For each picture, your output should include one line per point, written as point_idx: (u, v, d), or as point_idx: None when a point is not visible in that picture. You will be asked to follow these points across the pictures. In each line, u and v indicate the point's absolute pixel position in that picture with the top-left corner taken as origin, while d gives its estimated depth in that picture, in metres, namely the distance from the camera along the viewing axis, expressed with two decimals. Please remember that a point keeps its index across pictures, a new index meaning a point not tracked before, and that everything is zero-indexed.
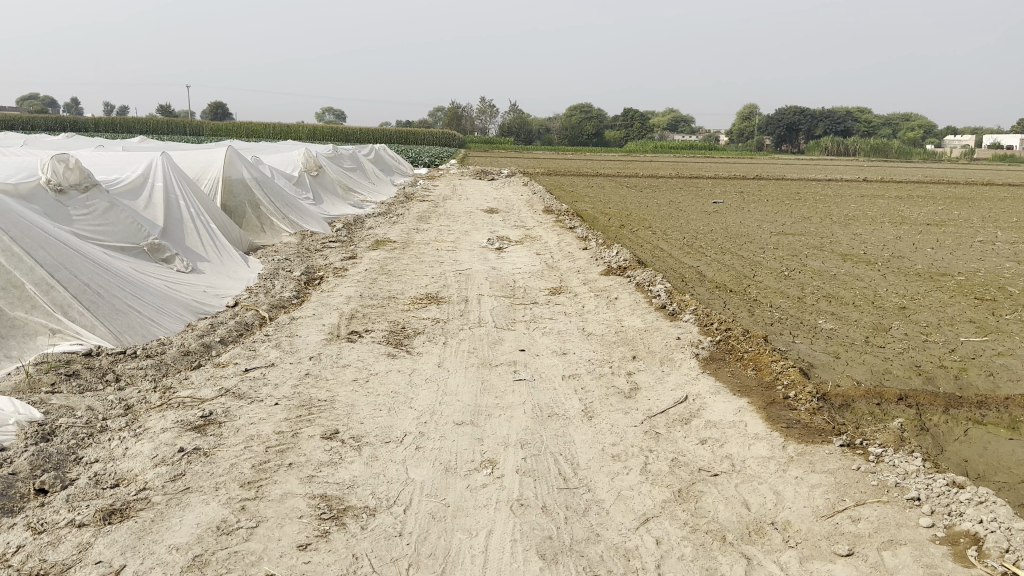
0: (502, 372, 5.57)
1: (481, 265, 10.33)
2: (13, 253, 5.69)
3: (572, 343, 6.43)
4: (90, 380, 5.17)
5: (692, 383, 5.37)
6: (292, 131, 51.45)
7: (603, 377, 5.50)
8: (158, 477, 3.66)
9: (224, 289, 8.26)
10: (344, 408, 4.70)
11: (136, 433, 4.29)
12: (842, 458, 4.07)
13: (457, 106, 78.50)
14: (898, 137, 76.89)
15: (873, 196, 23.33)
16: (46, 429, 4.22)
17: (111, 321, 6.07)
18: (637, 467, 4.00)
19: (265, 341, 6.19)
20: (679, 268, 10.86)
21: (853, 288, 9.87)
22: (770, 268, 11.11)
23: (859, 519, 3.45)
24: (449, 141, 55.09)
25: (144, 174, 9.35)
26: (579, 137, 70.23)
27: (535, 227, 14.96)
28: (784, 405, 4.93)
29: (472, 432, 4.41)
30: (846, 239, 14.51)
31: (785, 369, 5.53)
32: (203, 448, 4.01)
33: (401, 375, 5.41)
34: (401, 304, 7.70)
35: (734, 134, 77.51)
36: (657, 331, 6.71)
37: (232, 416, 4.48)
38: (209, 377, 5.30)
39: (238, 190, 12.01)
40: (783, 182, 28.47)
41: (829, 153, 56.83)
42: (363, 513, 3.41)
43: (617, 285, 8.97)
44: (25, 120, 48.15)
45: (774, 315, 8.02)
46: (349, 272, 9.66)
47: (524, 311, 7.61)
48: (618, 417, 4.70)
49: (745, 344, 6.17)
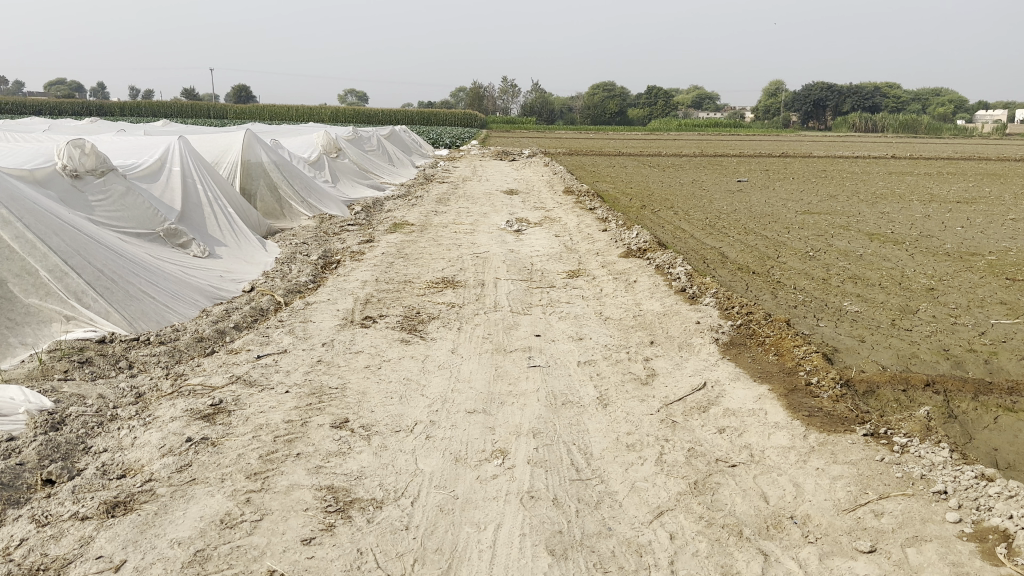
0: (516, 358, 5.48)
1: (500, 248, 10.22)
2: (26, 240, 5.66)
3: (589, 328, 6.32)
4: (103, 368, 5.16)
5: (711, 369, 5.24)
6: (314, 113, 51.50)
7: (619, 362, 5.39)
8: (165, 468, 3.62)
9: (240, 274, 8.23)
10: (355, 395, 4.64)
11: (146, 422, 4.25)
12: (866, 448, 3.93)
13: (479, 85, 78.07)
14: (928, 112, 75.36)
15: (901, 173, 22.86)
16: (56, 418, 4.20)
17: (126, 307, 6.05)
18: (652, 457, 3.89)
19: (278, 327, 6.15)
20: (700, 249, 10.69)
21: (879, 268, 9.65)
22: (794, 249, 10.89)
23: (882, 513, 3.32)
24: (471, 121, 54.82)
25: (162, 158, 9.31)
26: (601, 116, 69.60)
27: (555, 208, 14.80)
28: (806, 392, 4.80)
29: (484, 420, 4.33)
30: (872, 218, 14.21)
31: (808, 354, 5.39)
32: (211, 437, 3.97)
33: (414, 361, 5.34)
34: (417, 289, 7.62)
35: (760, 111, 76.39)
36: (676, 315, 6.57)
37: (242, 405, 4.43)
38: (221, 364, 5.26)
39: (257, 173, 11.97)
40: (809, 159, 27.98)
41: (857, 130, 55.82)
42: (370, 505, 3.34)
43: (636, 267, 8.83)
44: (51, 105, 48.60)
45: (798, 297, 7.85)
46: (366, 256, 9.60)
47: (541, 295, 7.50)
48: (634, 405, 4.59)
49: (767, 329, 6.03)
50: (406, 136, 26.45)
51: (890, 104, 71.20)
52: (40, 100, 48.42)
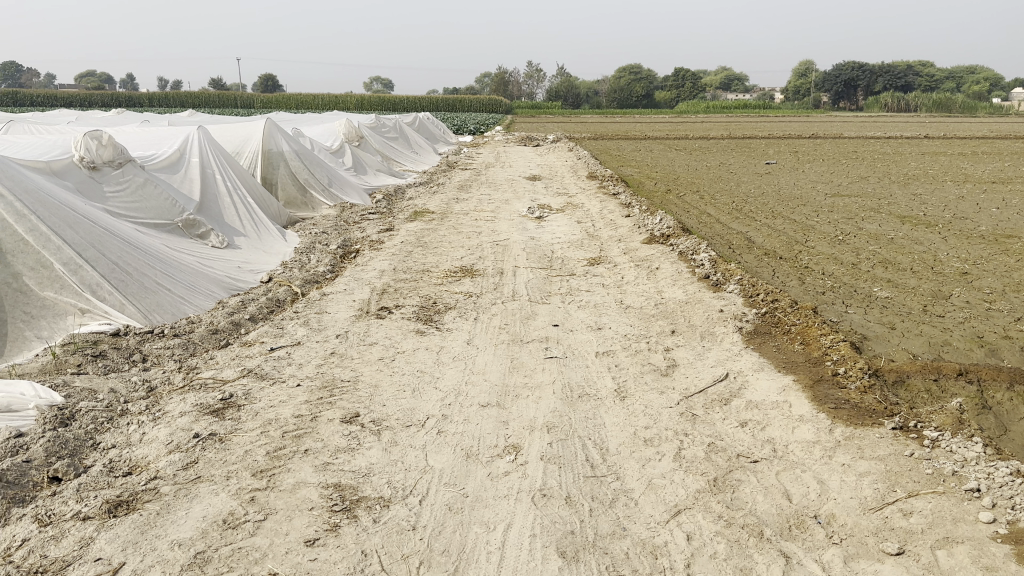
0: (533, 349, 5.35)
1: (520, 236, 10.09)
2: (41, 233, 5.63)
3: (608, 317, 6.17)
4: (117, 361, 5.13)
5: (734, 359, 5.07)
6: (338, 101, 51.58)
7: (638, 353, 5.24)
8: (171, 466, 3.56)
9: (259, 265, 8.19)
10: (367, 388, 4.55)
11: (155, 417, 4.20)
12: (894, 442, 3.76)
13: (504, 71, 77.65)
14: (962, 90, 73.61)
15: (934, 154, 22.31)
16: (65, 413, 4.17)
17: (141, 300, 6.02)
18: (670, 453, 3.75)
19: (294, 319, 6.09)
20: (726, 234, 10.47)
21: (910, 252, 9.37)
22: (823, 233, 10.63)
23: (911, 513, 3.15)
24: (495, 107, 54.52)
25: (181, 149, 9.29)
26: (627, 100, 68.87)
27: (578, 194, 14.62)
28: (832, 383, 4.62)
29: (497, 414, 4.22)
30: (904, 200, 13.85)
31: (835, 343, 5.20)
32: (219, 433, 3.91)
33: (429, 353, 5.24)
34: (435, 278, 7.52)
35: (789, 91, 75.13)
36: (699, 303, 6.40)
37: (252, 399, 4.36)
38: (234, 357, 5.20)
39: (278, 162, 11.92)
40: (838, 140, 27.39)
41: (889, 110, 54.66)
42: (376, 504, 3.25)
43: (659, 254, 8.65)
44: (83, 98, 49.25)
45: (826, 283, 7.63)
46: (385, 245, 9.53)
47: (560, 283, 7.36)
48: (653, 397, 4.45)
49: (792, 316, 5.84)
50: (431, 124, 26.35)
51: (923, 82, 69.69)
52: (70, 94, 49.05)
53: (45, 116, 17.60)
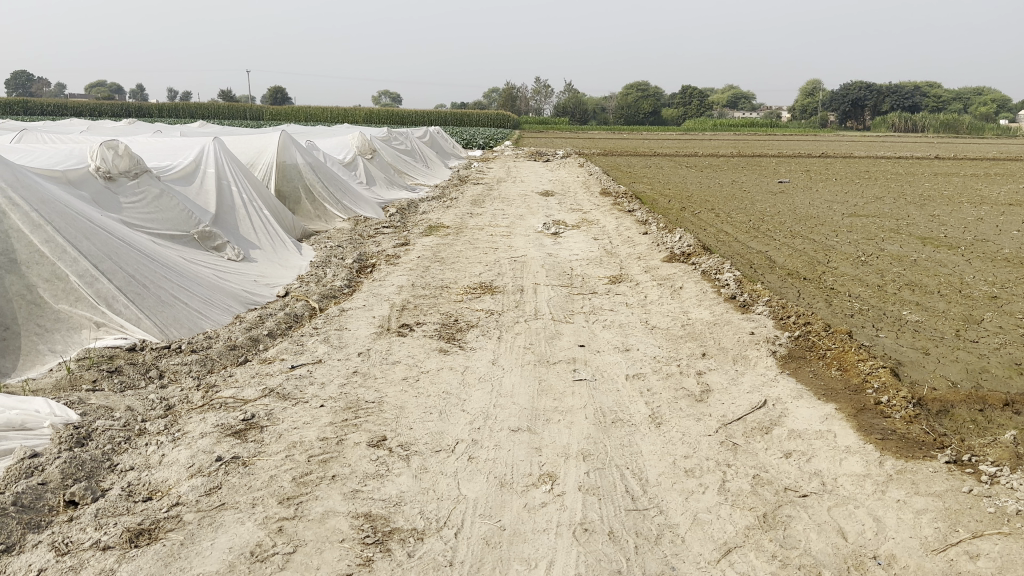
0: (561, 370, 5.19)
1: (537, 252, 9.94)
2: (57, 245, 5.52)
3: (635, 338, 6.01)
4: (133, 378, 4.99)
5: (771, 385, 4.90)
6: (348, 115, 51.78)
7: (670, 376, 5.07)
8: (192, 491, 3.41)
9: (275, 278, 8.05)
10: (393, 410, 4.39)
11: (175, 438, 4.06)
12: (949, 478, 3.60)
13: (512, 87, 77.83)
14: (970, 111, 73.55)
15: (948, 175, 22.15)
16: (82, 433, 4.03)
17: (157, 314, 5.87)
18: (714, 485, 3.59)
19: (313, 335, 5.94)
20: (746, 253, 10.31)
21: (935, 275, 9.20)
22: (844, 253, 10.47)
23: (978, 555, 2.99)
24: (504, 122, 54.58)
25: (197, 160, 9.19)
26: (635, 116, 68.92)
27: (592, 210, 14.48)
28: (876, 412, 4.45)
29: (529, 440, 4.05)
30: (923, 221, 13.68)
31: (875, 370, 5.04)
32: (242, 456, 3.75)
33: (453, 373, 5.08)
34: (454, 295, 7.37)
35: (798, 110, 75.08)
36: (728, 325, 6.24)
37: (275, 420, 4.21)
38: (254, 375, 5.04)
39: (293, 174, 11.84)
40: (850, 160, 27.23)
41: (898, 129, 54.55)
42: (411, 536, 3.09)
43: (681, 273, 8.49)
44: (94, 108, 49.39)
45: (854, 306, 7.47)
46: (402, 259, 9.39)
47: (582, 302, 7.21)
48: (689, 424, 4.28)
49: (827, 341, 5.68)
50: (441, 139, 26.30)
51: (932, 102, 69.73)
52: (82, 104, 49.33)
53: (57, 125, 17.60)
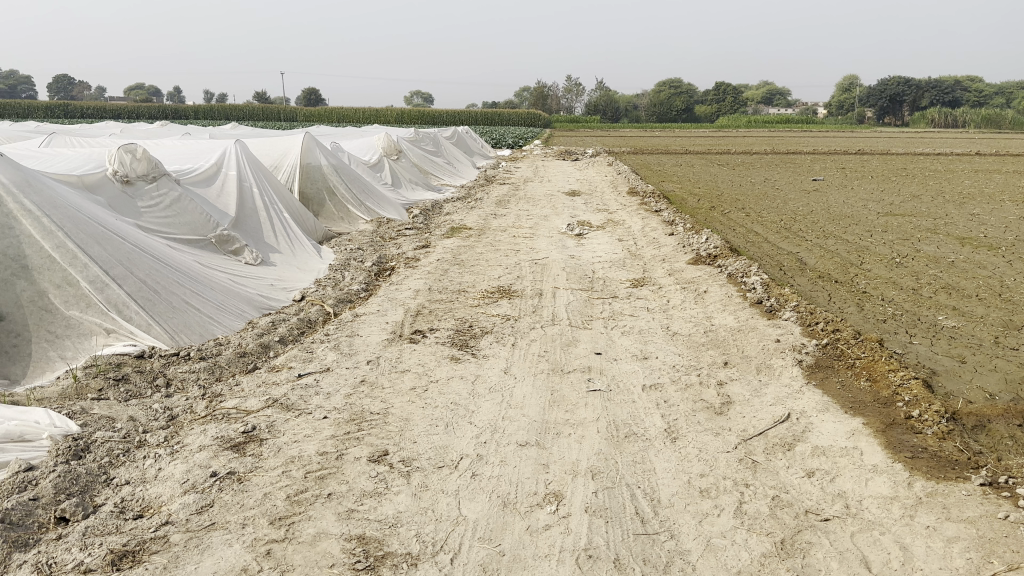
0: (575, 380, 5.00)
1: (559, 254, 9.75)
2: (68, 250, 5.46)
3: (654, 345, 5.80)
4: (139, 387, 4.91)
5: (795, 398, 4.66)
6: (379, 116, 52.02)
7: (689, 387, 4.86)
8: (184, 509, 3.31)
9: (292, 282, 7.97)
10: (398, 422, 4.24)
11: (173, 451, 3.95)
12: (984, 502, 3.36)
13: (543, 86, 77.61)
14: (1012, 105, 71.69)
15: (988, 171, 21.48)
16: (80, 445, 3.94)
17: (167, 320, 5.79)
18: (730, 508, 3.39)
19: (324, 342, 5.82)
20: (776, 254, 10.02)
21: (974, 277, 8.84)
22: (879, 254, 10.13)
23: None
24: (534, 121, 54.39)
25: (218, 162, 9.15)
26: (667, 113, 68.25)
27: (619, 210, 14.25)
28: (906, 428, 4.20)
29: (537, 455, 3.88)
30: (961, 220, 13.22)
31: (907, 381, 4.78)
32: (238, 472, 3.64)
33: (463, 383, 4.92)
34: (471, 300, 7.22)
35: (834, 106, 73.84)
36: (752, 331, 6.00)
37: (276, 433, 4.08)
38: (261, 384, 4.93)
39: (316, 176, 11.79)
40: (887, 157, 26.58)
41: (936, 125, 53.32)
42: (403, 562, 2.94)
43: (706, 276, 8.26)
44: (130, 110, 50.09)
45: (887, 310, 7.18)
46: (421, 262, 9.27)
47: (602, 307, 7.01)
48: (707, 440, 4.07)
49: (856, 349, 5.43)
50: (469, 139, 26.18)
51: (973, 97, 68.04)
52: (119, 106, 50.18)
53: (89, 128, 17.82)
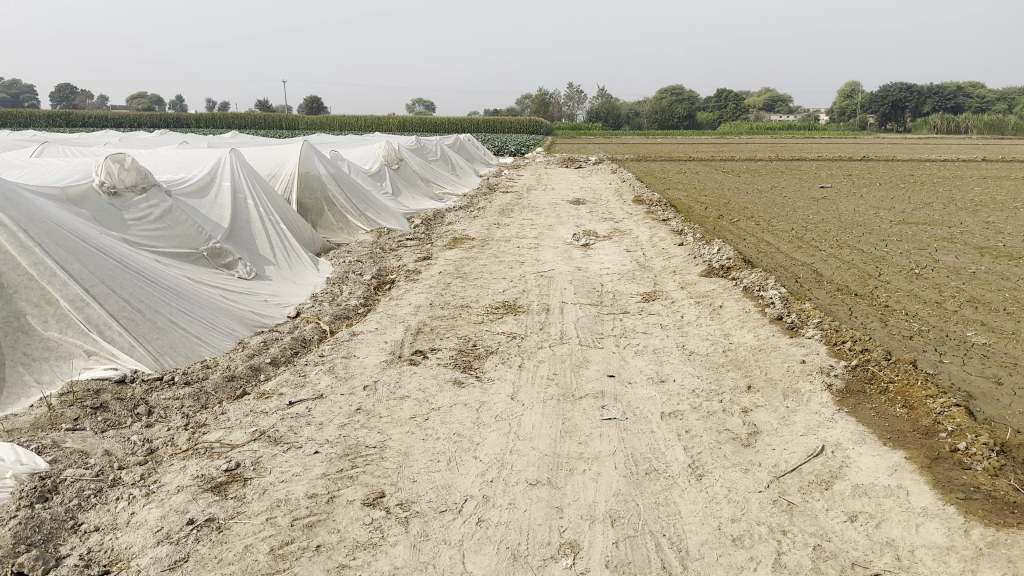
0: (587, 408, 4.63)
1: (566, 266, 9.39)
2: (46, 268, 5.12)
3: (671, 366, 5.43)
4: (118, 416, 4.55)
5: (828, 427, 4.30)
6: (381, 124, 51.83)
7: (711, 415, 4.49)
8: (155, 565, 2.96)
9: (287, 297, 7.61)
10: (396, 458, 3.87)
11: (149, 492, 3.58)
12: None
13: (545, 93, 77.64)
14: (1012, 111, 71.50)
15: (997, 177, 21.09)
16: (47, 485, 3.56)
17: (152, 341, 5.42)
18: (767, 560, 3.04)
19: (319, 365, 5.46)
20: (790, 265, 9.68)
21: (998, 289, 8.46)
22: (896, 265, 9.78)
23: None
24: (536, 129, 54.17)
25: (211, 173, 8.82)
26: (669, 121, 68.02)
27: (624, 220, 13.88)
28: (953, 463, 3.83)
29: (549, 496, 3.52)
30: (977, 228, 12.85)
31: (947, 409, 4.42)
32: (218, 517, 3.29)
33: (467, 411, 4.55)
34: (475, 316, 6.86)
35: (836, 112, 73.77)
36: (775, 351, 5.64)
37: (262, 471, 3.72)
38: (248, 413, 4.56)
39: (315, 186, 11.46)
40: (893, 163, 26.26)
41: (939, 131, 53.05)
42: None
43: (720, 289, 7.91)
44: (132, 118, 49.88)
45: (912, 326, 6.82)
46: (422, 276, 8.90)
47: (613, 323, 6.65)
48: (736, 478, 3.71)
49: (889, 372, 5.07)
50: (471, 146, 25.97)
51: (977, 104, 67.59)
52: (119, 116, 49.98)
53: (87, 138, 17.52)
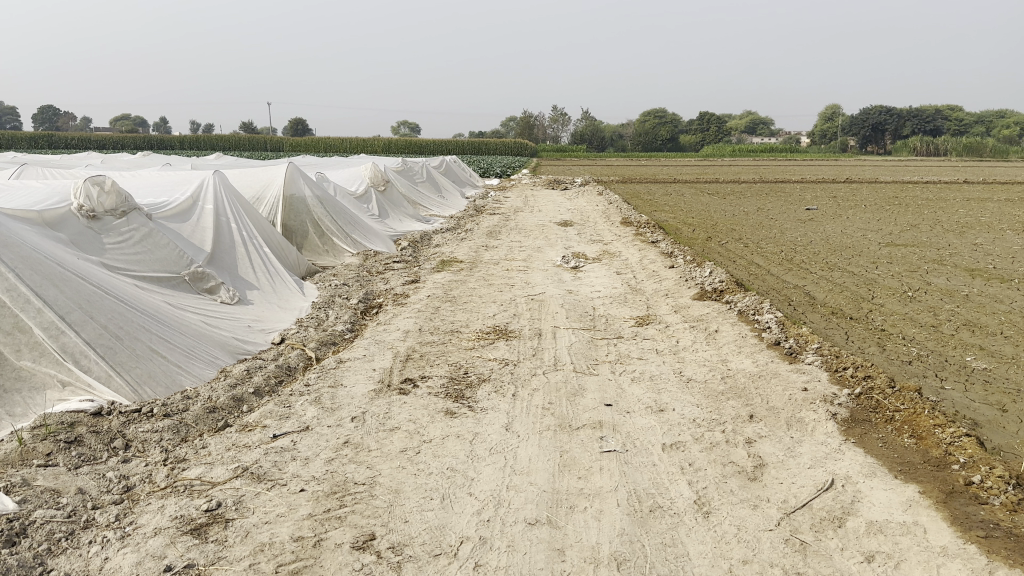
0: (586, 439, 4.45)
1: (556, 289, 9.24)
2: (19, 294, 4.90)
3: (669, 394, 5.26)
4: (93, 450, 4.32)
5: (836, 459, 4.14)
6: (366, 145, 51.70)
7: (715, 446, 4.32)
8: None
9: (271, 323, 7.40)
10: (387, 495, 3.67)
11: (124, 535, 3.36)
12: None
13: (530, 116, 78.01)
14: (990, 135, 72.45)
15: (979, 200, 21.22)
16: (16, 528, 3.33)
17: (130, 370, 5.19)
18: None
19: (304, 394, 5.25)
20: (783, 288, 9.58)
21: (993, 312, 8.39)
22: (889, 288, 9.70)
23: None
24: (521, 150, 54.24)
25: (194, 195, 8.62)
26: (653, 143, 68.41)
27: (614, 241, 13.76)
28: (969, 497, 3.68)
29: (550, 537, 3.33)
30: (966, 250, 12.84)
31: (958, 439, 4.27)
32: (198, 563, 3.09)
33: (460, 443, 4.36)
34: (465, 341, 6.67)
35: (817, 135, 74.55)
36: (775, 378, 5.50)
37: (245, 511, 3.51)
38: (230, 447, 4.34)
39: (300, 209, 11.28)
40: (877, 185, 26.43)
41: (919, 153, 53.59)
42: None
43: (715, 312, 7.78)
44: (114, 140, 49.40)
45: (911, 350, 6.70)
46: (410, 300, 8.70)
47: (607, 348, 6.47)
48: (745, 515, 3.54)
49: (894, 401, 4.92)
50: (458, 168, 25.91)
51: (955, 127, 68.51)
52: (100, 137, 49.59)
53: (69, 160, 17.22)
